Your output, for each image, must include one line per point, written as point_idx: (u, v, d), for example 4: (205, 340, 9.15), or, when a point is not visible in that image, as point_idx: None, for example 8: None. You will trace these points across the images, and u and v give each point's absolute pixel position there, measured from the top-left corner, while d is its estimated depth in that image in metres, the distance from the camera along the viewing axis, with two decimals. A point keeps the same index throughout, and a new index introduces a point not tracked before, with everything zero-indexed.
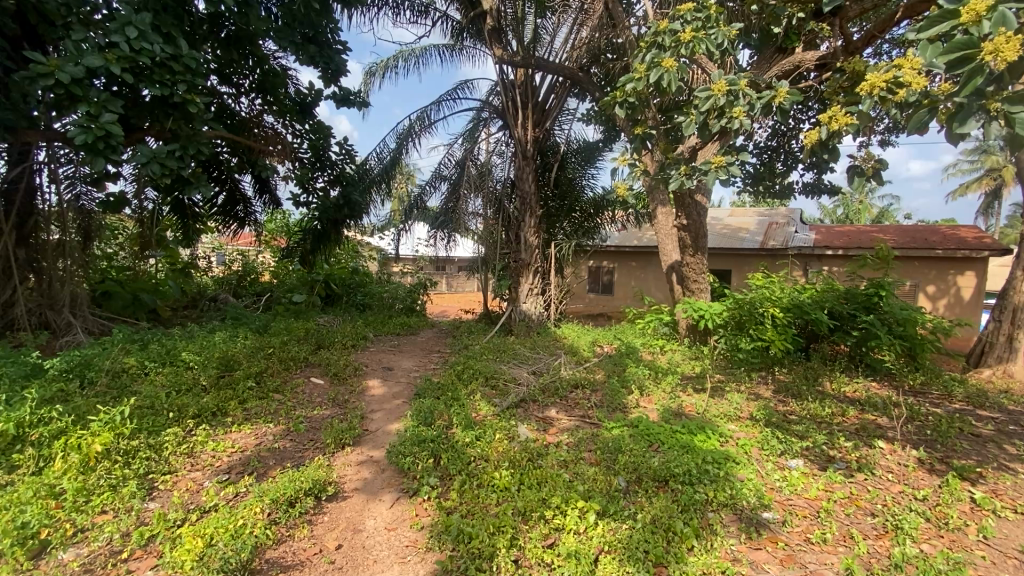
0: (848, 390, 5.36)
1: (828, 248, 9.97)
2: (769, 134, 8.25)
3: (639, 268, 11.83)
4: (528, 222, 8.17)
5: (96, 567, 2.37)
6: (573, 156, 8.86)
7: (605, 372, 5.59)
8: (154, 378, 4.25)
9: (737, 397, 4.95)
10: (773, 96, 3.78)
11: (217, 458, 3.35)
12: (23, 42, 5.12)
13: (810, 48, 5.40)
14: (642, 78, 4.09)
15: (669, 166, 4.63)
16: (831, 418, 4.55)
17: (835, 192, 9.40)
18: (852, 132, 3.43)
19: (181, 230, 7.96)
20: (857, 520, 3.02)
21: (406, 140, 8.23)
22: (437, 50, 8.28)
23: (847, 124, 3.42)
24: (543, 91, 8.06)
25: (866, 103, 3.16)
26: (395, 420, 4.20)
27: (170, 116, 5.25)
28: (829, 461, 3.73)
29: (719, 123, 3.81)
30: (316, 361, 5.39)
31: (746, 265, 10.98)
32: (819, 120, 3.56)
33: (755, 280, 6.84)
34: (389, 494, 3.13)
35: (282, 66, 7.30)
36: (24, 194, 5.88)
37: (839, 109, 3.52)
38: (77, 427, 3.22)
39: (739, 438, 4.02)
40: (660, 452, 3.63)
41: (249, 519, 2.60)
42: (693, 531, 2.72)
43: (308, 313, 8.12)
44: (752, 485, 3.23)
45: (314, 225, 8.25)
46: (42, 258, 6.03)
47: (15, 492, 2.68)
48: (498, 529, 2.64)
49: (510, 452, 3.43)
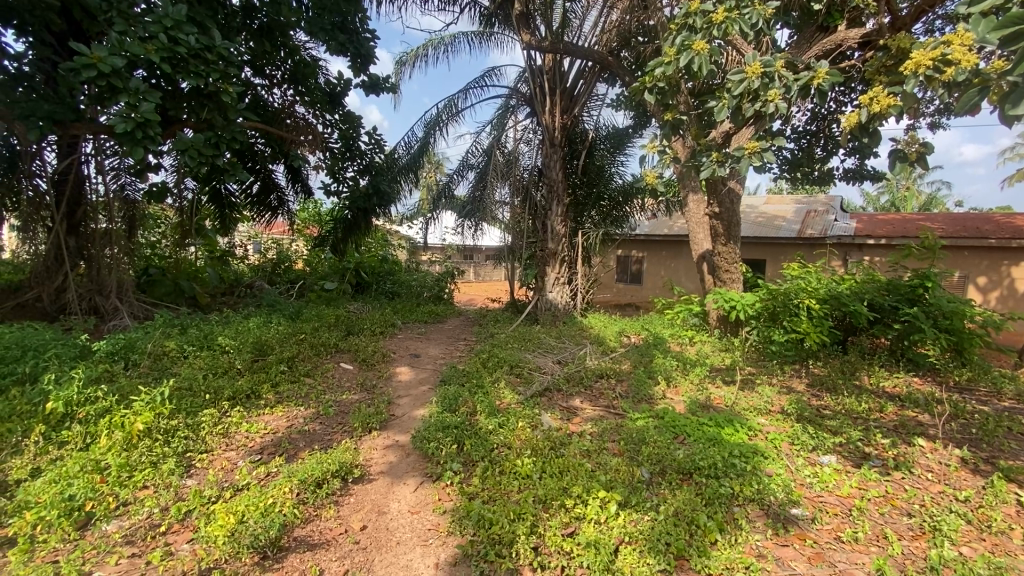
0: (887, 385, 5.18)
1: (870, 238, 9.53)
2: (809, 117, 7.91)
3: (669, 258, 11.58)
4: (555, 210, 8.09)
5: (136, 539, 2.48)
6: (602, 143, 8.73)
7: (632, 362, 5.54)
8: (192, 361, 4.42)
9: (769, 390, 4.83)
10: (813, 76, 3.57)
11: (251, 439, 3.48)
12: (68, 37, 5.36)
13: (854, 25, 5.09)
14: (672, 62, 3.95)
15: (701, 153, 4.47)
16: (868, 413, 4.39)
17: (879, 177, 8.98)
18: (896, 113, 3.25)
19: (219, 220, 8.16)
20: (892, 520, 2.91)
21: (433, 129, 8.26)
22: (466, 37, 8.23)
23: (890, 106, 3.23)
24: (572, 77, 7.91)
25: (910, 82, 3.01)
26: (422, 406, 4.26)
27: (205, 106, 5.39)
28: (864, 458, 3.62)
29: (753, 107, 3.64)
30: (346, 347, 5.50)
31: (782, 255, 10.60)
32: (859, 102, 3.38)
33: (791, 270, 6.56)
34: (413, 478, 3.18)
35: (312, 57, 7.39)
36: (74, 185, 6.23)
37: (882, 90, 3.33)
38: (120, 407, 3.37)
39: (769, 433, 3.91)
40: (686, 444, 3.57)
41: (278, 498, 2.69)
42: (717, 524, 2.66)
43: (339, 300, 8.29)
44: (781, 481, 3.14)
45: (345, 215, 8.40)
46: (91, 245, 6.35)
47: (65, 466, 2.85)
48: (519, 516, 2.64)
49: (532, 440, 3.43)
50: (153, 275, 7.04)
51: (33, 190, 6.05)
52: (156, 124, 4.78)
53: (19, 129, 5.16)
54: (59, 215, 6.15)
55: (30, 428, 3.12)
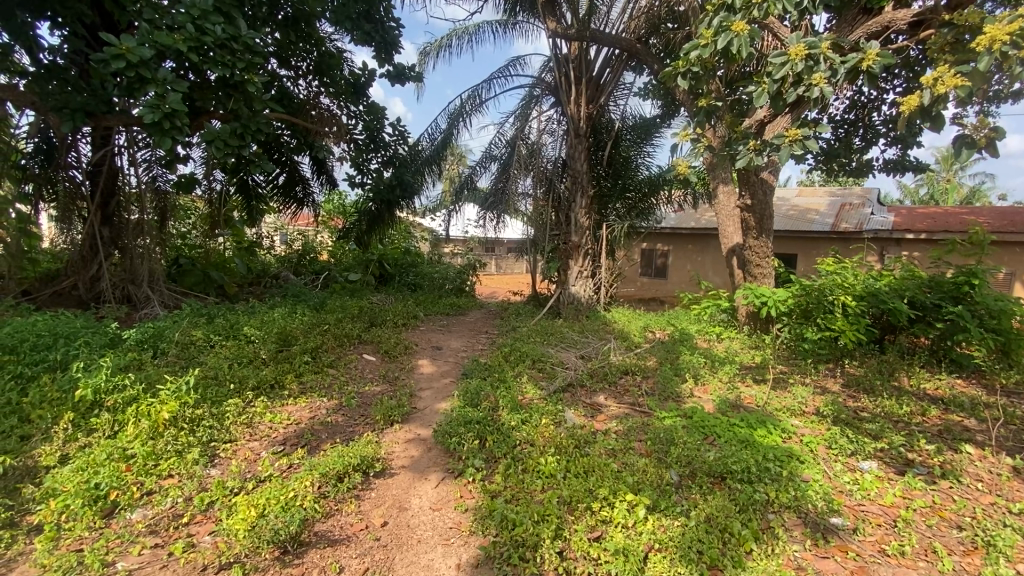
0: (928, 387, 4.92)
1: (909, 232, 9.12)
2: (847, 106, 7.56)
3: (696, 252, 11.30)
4: (579, 202, 7.92)
5: (160, 529, 2.48)
6: (628, 133, 8.51)
7: (658, 358, 5.38)
8: (218, 350, 4.46)
9: (803, 390, 4.63)
10: (862, 58, 3.33)
11: (274, 430, 3.48)
12: (99, 28, 5.43)
13: (902, 5, 4.78)
14: (709, 45, 3.73)
15: (737, 141, 4.27)
16: (910, 417, 4.16)
17: (922, 169, 8.56)
18: (963, 94, 3.00)
19: (247, 211, 8.23)
20: (940, 533, 2.73)
21: (457, 120, 8.17)
22: (491, 26, 8.10)
23: (959, 86, 2.99)
24: (598, 65, 7.71)
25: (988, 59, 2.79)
26: (443, 400, 4.21)
27: (231, 97, 5.39)
28: (907, 465, 3.41)
29: (796, 92, 3.45)
30: (369, 338, 5.49)
31: (814, 250, 10.23)
32: (921, 83, 3.12)
33: (825, 265, 6.27)
34: (435, 474, 3.13)
35: (338, 48, 7.38)
36: (108, 176, 6.38)
37: (948, 69, 3.08)
38: (147, 395, 3.40)
39: (803, 435, 3.74)
40: (716, 445, 3.43)
41: (299, 492, 2.66)
42: (752, 533, 2.53)
43: (363, 292, 8.33)
44: (819, 487, 2.98)
45: (369, 207, 8.38)
46: (123, 235, 6.48)
47: (92, 453, 2.88)
48: (543, 518, 2.56)
49: (557, 438, 3.33)
50: (183, 265, 7.15)
51: (69, 181, 6.29)
52: (183, 114, 4.80)
53: (53, 122, 5.25)
54: (93, 206, 6.33)
55: (60, 414, 3.16)
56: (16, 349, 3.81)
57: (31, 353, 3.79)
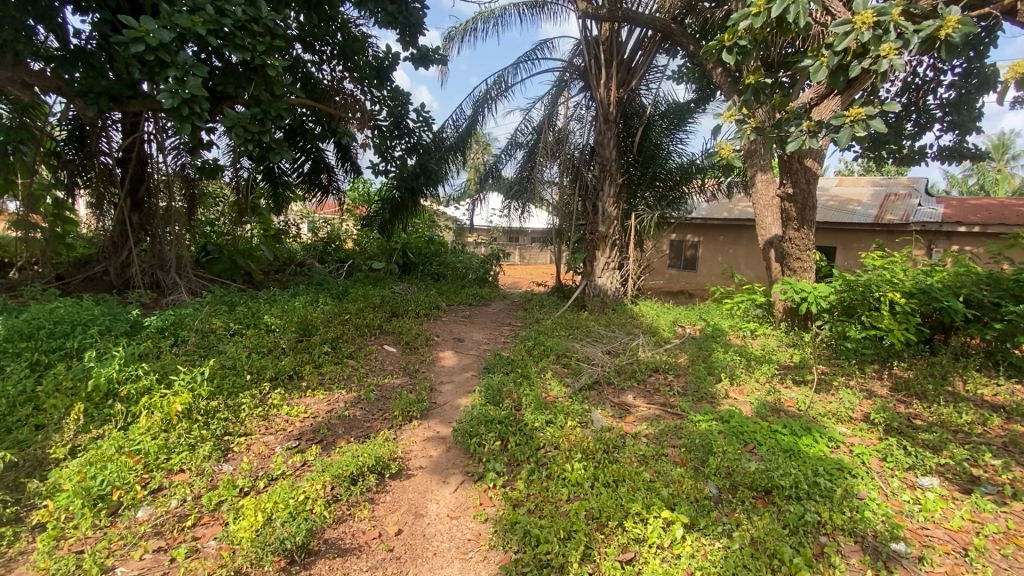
0: (987, 393, 4.50)
1: (962, 225, 8.49)
2: (900, 88, 7.01)
3: (728, 244, 10.83)
4: (608, 190, 7.56)
5: (164, 530, 2.36)
6: (660, 119, 8.11)
7: (690, 355, 5.08)
8: (238, 339, 4.36)
9: (850, 394, 4.27)
10: (940, 26, 2.96)
11: (291, 424, 3.36)
12: (124, 11, 5.36)
13: None
14: (761, 14, 3.37)
15: (788, 122, 3.90)
16: (971, 427, 3.78)
17: (980, 156, 7.93)
18: None
19: (273, 199, 8.26)
20: (1018, 564, 2.41)
21: (481, 106, 7.91)
22: (518, 10, 7.79)
23: None
24: (630, 47, 7.29)
25: None
26: (464, 395, 4.03)
27: (252, 81, 5.25)
28: (974, 483, 3.07)
29: (860, 65, 3.12)
30: (390, 329, 5.36)
31: (857, 242, 9.64)
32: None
33: (872, 259, 5.82)
34: (454, 477, 2.96)
35: (362, 32, 7.21)
36: (136, 162, 6.39)
37: None
38: (160, 386, 3.32)
39: (853, 445, 3.41)
40: (758, 454, 3.16)
41: (311, 495, 2.50)
42: (804, 560, 2.26)
43: (385, 281, 8.20)
44: (877, 507, 2.69)
45: (393, 195, 8.18)
46: (150, 221, 6.49)
47: (102, 446, 2.79)
48: (570, 535, 2.34)
49: (584, 442, 3.08)
50: (210, 252, 7.16)
51: (98, 167, 6.33)
52: (202, 99, 4.68)
53: (79, 107, 5.22)
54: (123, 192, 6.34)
55: (72, 405, 3.08)
56: (34, 337, 3.79)
57: (49, 340, 3.76)
